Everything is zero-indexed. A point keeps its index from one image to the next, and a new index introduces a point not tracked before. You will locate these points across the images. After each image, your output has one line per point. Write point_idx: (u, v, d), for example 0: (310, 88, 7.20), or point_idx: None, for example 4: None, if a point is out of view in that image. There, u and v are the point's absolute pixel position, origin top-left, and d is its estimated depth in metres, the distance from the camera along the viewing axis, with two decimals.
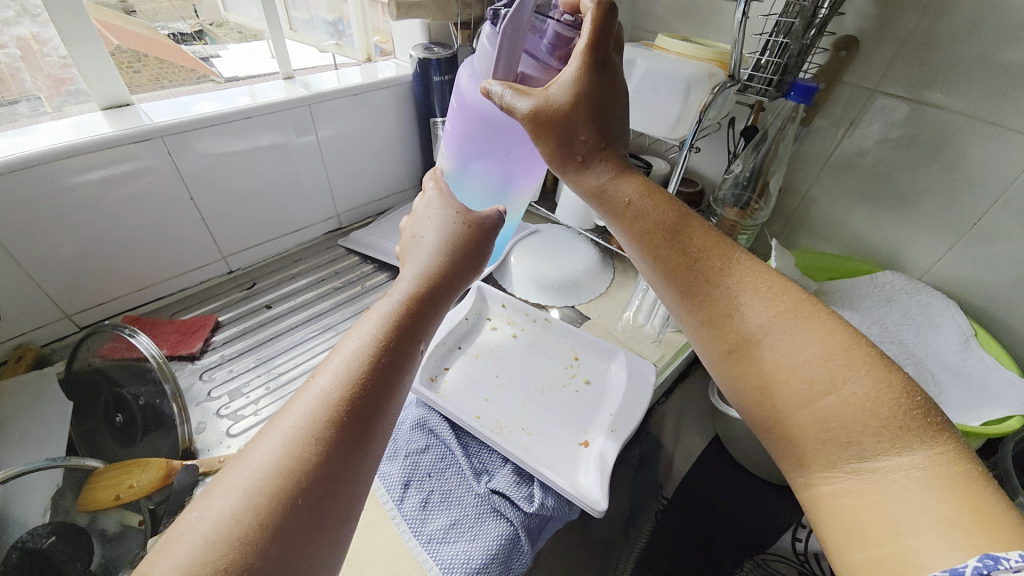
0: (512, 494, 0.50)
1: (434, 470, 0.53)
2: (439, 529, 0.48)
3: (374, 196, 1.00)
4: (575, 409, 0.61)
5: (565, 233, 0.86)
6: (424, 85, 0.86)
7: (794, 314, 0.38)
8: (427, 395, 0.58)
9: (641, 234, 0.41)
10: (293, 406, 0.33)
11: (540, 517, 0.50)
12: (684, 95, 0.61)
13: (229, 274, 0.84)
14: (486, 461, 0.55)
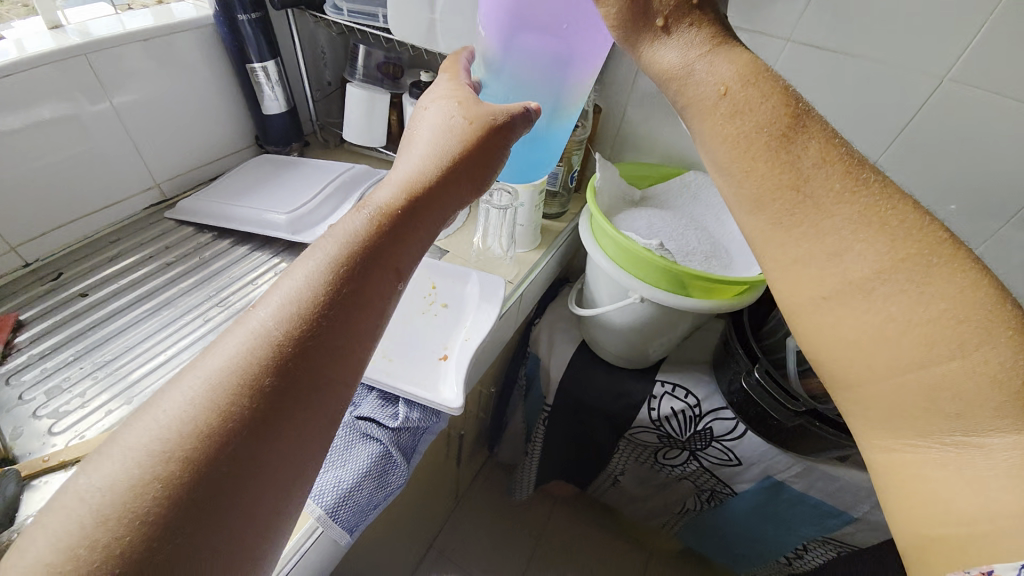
0: (376, 416, 0.50)
1: None
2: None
3: (198, 159, 0.76)
4: (437, 332, 0.59)
5: None
6: (229, 25, 0.68)
7: (924, 255, 0.29)
8: None
9: (735, 139, 0.34)
10: (237, 339, 0.28)
11: (410, 432, 0.51)
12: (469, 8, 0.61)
13: (26, 266, 0.60)
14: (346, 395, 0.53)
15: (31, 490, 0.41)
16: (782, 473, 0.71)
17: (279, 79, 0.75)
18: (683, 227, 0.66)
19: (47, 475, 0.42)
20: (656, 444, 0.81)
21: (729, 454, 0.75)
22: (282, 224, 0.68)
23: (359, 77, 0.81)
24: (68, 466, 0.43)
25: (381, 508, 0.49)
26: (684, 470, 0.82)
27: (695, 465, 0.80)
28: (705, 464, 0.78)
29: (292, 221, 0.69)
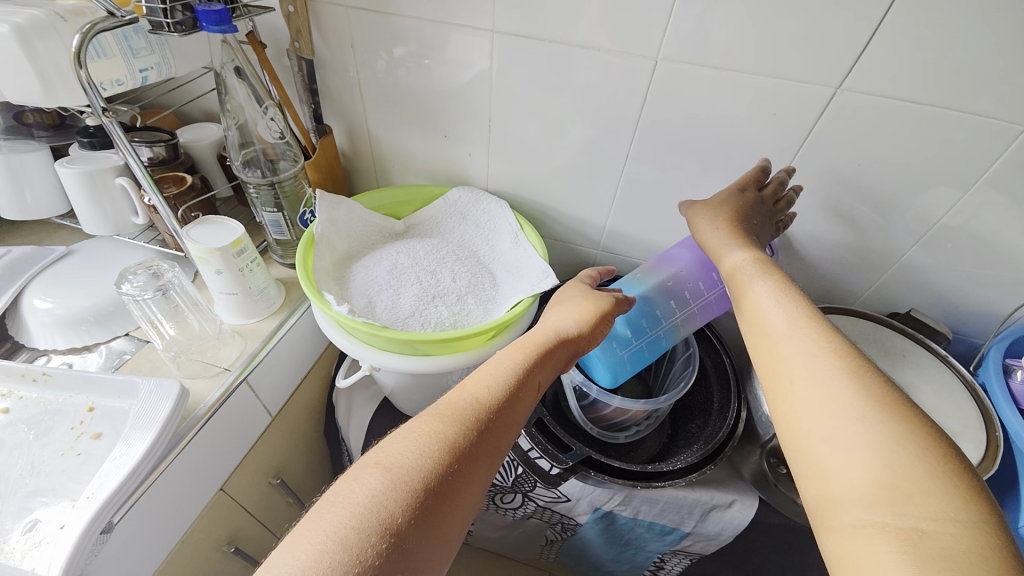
0: None
1: None
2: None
3: None
4: (69, 490, 0.42)
5: (113, 247, 0.63)
6: None
7: (881, 397, 0.29)
8: None
9: (758, 288, 0.39)
10: (439, 419, 0.35)
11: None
12: (34, 48, 0.41)
13: None
14: None
15: None
16: (607, 504, 0.65)
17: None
18: (442, 259, 0.60)
19: None
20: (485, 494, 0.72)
21: (557, 493, 0.67)
22: None
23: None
24: None
25: None
26: (525, 512, 0.74)
27: (533, 505, 0.72)
28: (541, 504, 0.71)
29: None
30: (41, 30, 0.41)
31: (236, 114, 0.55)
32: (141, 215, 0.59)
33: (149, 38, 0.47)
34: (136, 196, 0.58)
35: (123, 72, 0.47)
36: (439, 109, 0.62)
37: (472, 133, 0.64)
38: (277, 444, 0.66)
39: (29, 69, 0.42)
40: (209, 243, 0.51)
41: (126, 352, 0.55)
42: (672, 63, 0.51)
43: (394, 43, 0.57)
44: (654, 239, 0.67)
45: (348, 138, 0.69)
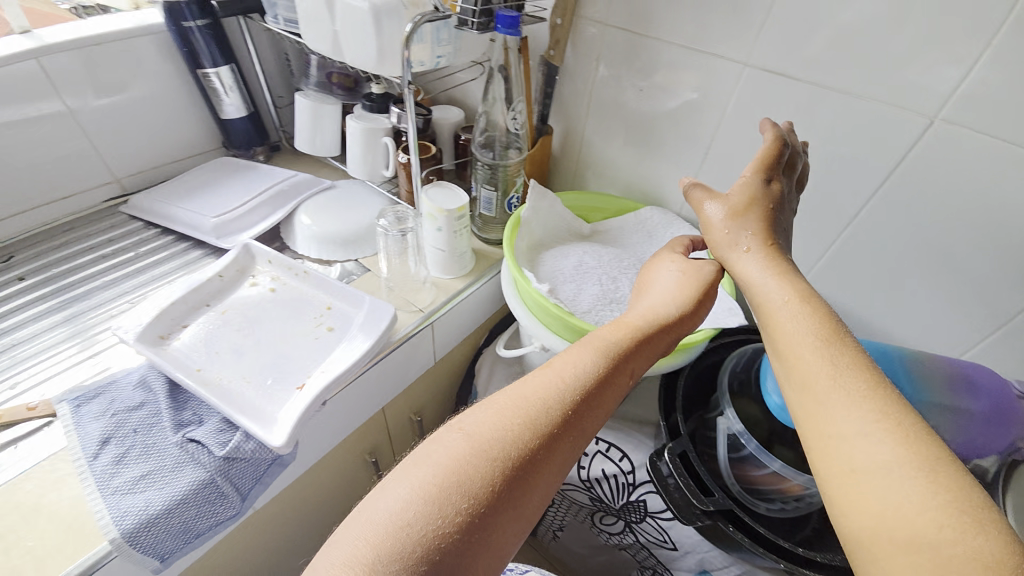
0: (205, 443, 0.47)
1: (140, 427, 0.49)
2: (128, 481, 0.45)
3: (168, 154, 0.82)
4: (303, 362, 0.54)
5: (359, 189, 0.78)
6: (184, 39, 0.70)
7: (938, 476, 0.27)
8: (148, 352, 0.52)
9: (813, 333, 0.35)
10: (516, 399, 0.36)
11: (245, 463, 0.48)
12: (377, 26, 0.50)
13: (19, 277, 0.66)
14: (205, 441, 0.48)
15: None
16: (718, 570, 0.61)
17: (235, 86, 0.76)
18: (623, 269, 0.62)
19: None
20: (588, 506, 0.73)
21: (665, 535, 0.65)
22: (207, 227, 0.69)
23: (312, 86, 0.78)
24: None
25: (195, 543, 0.47)
26: (620, 541, 0.73)
27: (633, 537, 0.71)
28: (641, 540, 0.69)
29: (217, 225, 0.69)
30: (389, 13, 0.49)
31: (491, 104, 0.64)
32: (390, 170, 0.72)
33: (451, 32, 0.56)
34: (392, 154, 0.71)
35: (426, 55, 0.55)
36: (660, 130, 0.64)
37: (684, 159, 0.65)
38: (427, 387, 0.75)
39: (372, 41, 0.51)
40: (441, 204, 0.60)
41: (353, 273, 0.68)
42: (954, 127, 0.45)
43: (638, 64, 0.61)
44: (857, 312, 0.60)
45: (562, 141, 0.75)
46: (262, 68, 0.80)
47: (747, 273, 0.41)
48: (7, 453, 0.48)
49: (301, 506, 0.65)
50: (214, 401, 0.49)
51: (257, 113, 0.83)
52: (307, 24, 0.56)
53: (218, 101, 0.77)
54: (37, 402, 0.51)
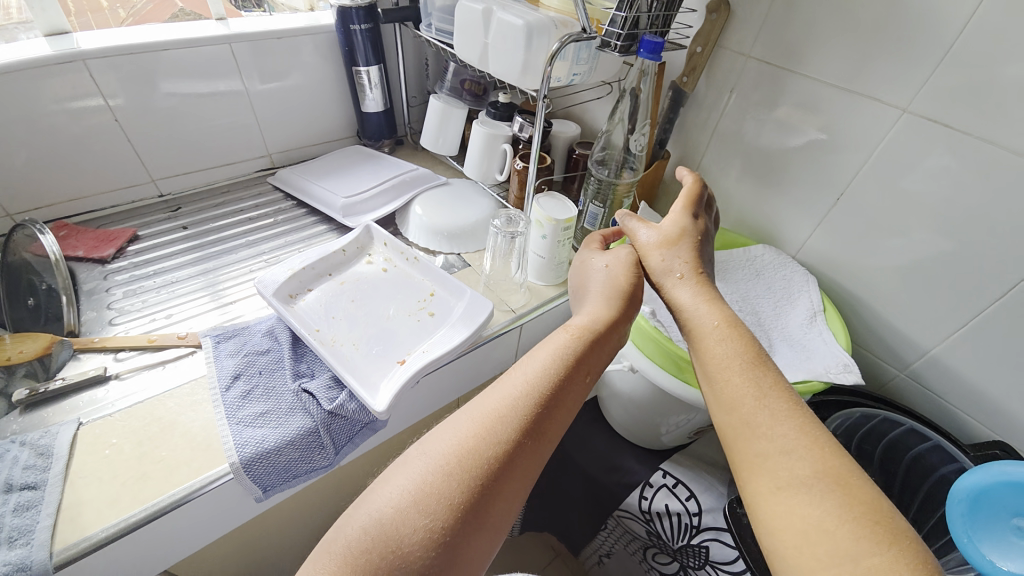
0: (317, 395, 0.53)
1: (263, 370, 0.56)
2: (250, 415, 0.51)
3: (311, 137, 0.93)
4: (406, 338, 0.58)
5: (470, 188, 0.83)
6: (347, 38, 0.79)
7: (851, 488, 0.32)
8: (280, 306, 0.59)
9: (739, 360, 0.40)
10: (478, 410, 0.39)
11: (344, 420, 0.53)
12: (528, 44, 0.54)
13: (182, 227, 0.78)
14: (317, 394, 0.53)
15: (76, 361, 0.58)
16: None
17: (378, 83, 0.85)
18: None
19: (90, 354, 0.58)
20: (643, 540, 0.70)
21: None
22: (337, 206, 0.76)
23: (445, 90, 0.84)
24: (108, 350, 0.58)
25: (298, 481, 0.52)
26: None
27: None
28: None
29: (345, 205, 0.76)
30: (541, 31, 0.53)
31: (616, 125, 0.65)
32: (503, 175, 0.76)
33: (590, 54, 0.59)
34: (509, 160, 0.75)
35: (564, 72, 0.58)
36: (785, 168, 0.62)
37: (810, 199, 0.61)
38: None
39: (520, 54, 0.55)
40: (551, 213, 0.62)
41: (455, 265, 0.72)
42: None
43: (777, 96, 0.59)
44: (997, 401, 0.52)
45: (676, 167, 0.75)
46: (405, 70, 0.87)
47: (681, 298, 0.45)
48: (159, 370, 0.57)
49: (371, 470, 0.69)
50: (330, 359, 0.54)
51: (391, 109, 0.91)
52: (459, 35, 0.61)
53: (362, 96, 0.86)
54: (188, 333, 0.60)
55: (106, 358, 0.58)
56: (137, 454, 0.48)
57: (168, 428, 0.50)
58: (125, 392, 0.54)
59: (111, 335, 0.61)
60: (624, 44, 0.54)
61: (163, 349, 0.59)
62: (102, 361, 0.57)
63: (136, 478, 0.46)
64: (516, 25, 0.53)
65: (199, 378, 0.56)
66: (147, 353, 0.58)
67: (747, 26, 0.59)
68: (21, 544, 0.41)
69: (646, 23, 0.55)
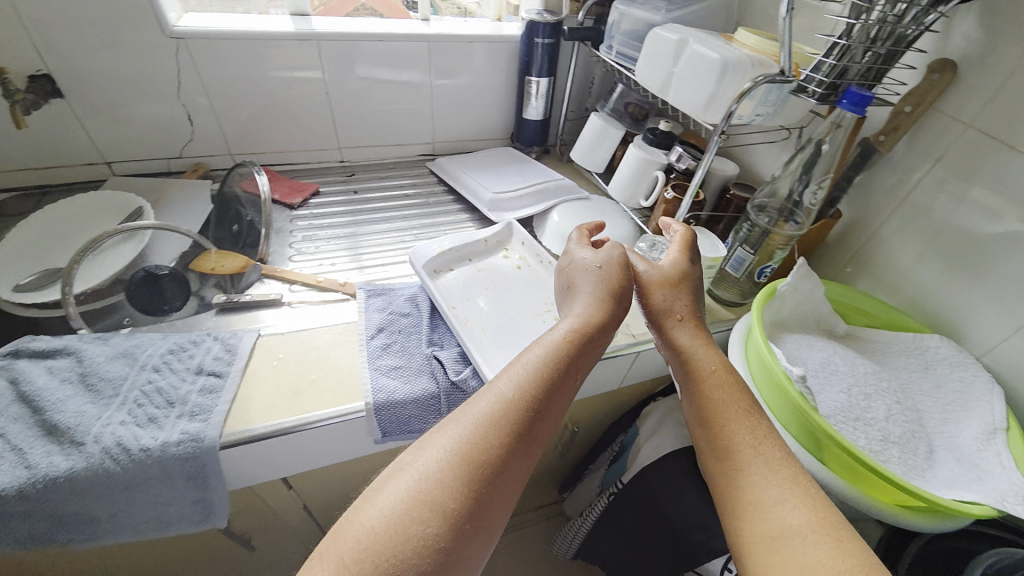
0: (445, 365, 0.57)
1: (402, 331, 0.62)
2: (387, 366, 0.57)
3: (471, 133, 1.01)
4: (531, 335, 0.61)
5: (610, 208, 0.84)
6: (529, 48, 0.85)
7: (842, 534, 0.35)
8: (426, 278, 0.66)
9: (736, 406, 0.45)
10: (471, 408, 0.40)
11: (463, 394, 0.57)
12: (721, 78, 0.54)
13: (353, 192, 0.89)
14: (444, 364, 0.58)
15: (260, 284, 0.69)
16: None
17: (544, 94, 0.90)
18: (879, 389, 0.55)
19: (271, 281, 0.69)
20: None
21: None
22: (484, 199, 0.82)
23: (606, 109, 0.86)
24: (284, 282, 0.69)
25: (411, 437, 0.57)
26: None
27: None
28: None
29: (492, 200, 0.82)
30: (737, 68, 0.53)
31: (789, 173, 0.63)
32: (648, 201, 0.76)
33: (780, 97, 0.57)
34: (658, 188, 0.75)
35: (747, 111, 0.57)
36: (987, 256, 0.55)
37: (1012, 298, 0.53)
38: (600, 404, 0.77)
39: (709, 87, 0.55)
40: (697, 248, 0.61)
41: None
42: None
43: (996, 176, 0.53)
44: None
45: (844, 229, 0.70)
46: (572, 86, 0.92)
47: (681, 340, 0.50)
48: (320, 308, 0.66)
49: None
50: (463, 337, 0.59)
51: (549, 120, 0.96)
52: (644, 60, 0.63)
53: (526, 103, 0.92)
54: (346, 283, 0.69)
55: (282, 287, 0.68)
56: (296, 373, 0.56)
57: (324, 358, 0.58)
58: (291, 318, 0.64)
59: (288, 269, 0.72)
60: (825, 92, 0.53)
61: (325, 291, 0.68)
62: (278, 289, 0.68)
63: (292, 393, 0.54)
64: (713, 58, 0.54)
65: (351, 322, 0.63)
66: (312, 291, 0.68)
67: (975, 94, 0.53)
68: (200, 420, 0.49)
69: (855, 75, 0.52)
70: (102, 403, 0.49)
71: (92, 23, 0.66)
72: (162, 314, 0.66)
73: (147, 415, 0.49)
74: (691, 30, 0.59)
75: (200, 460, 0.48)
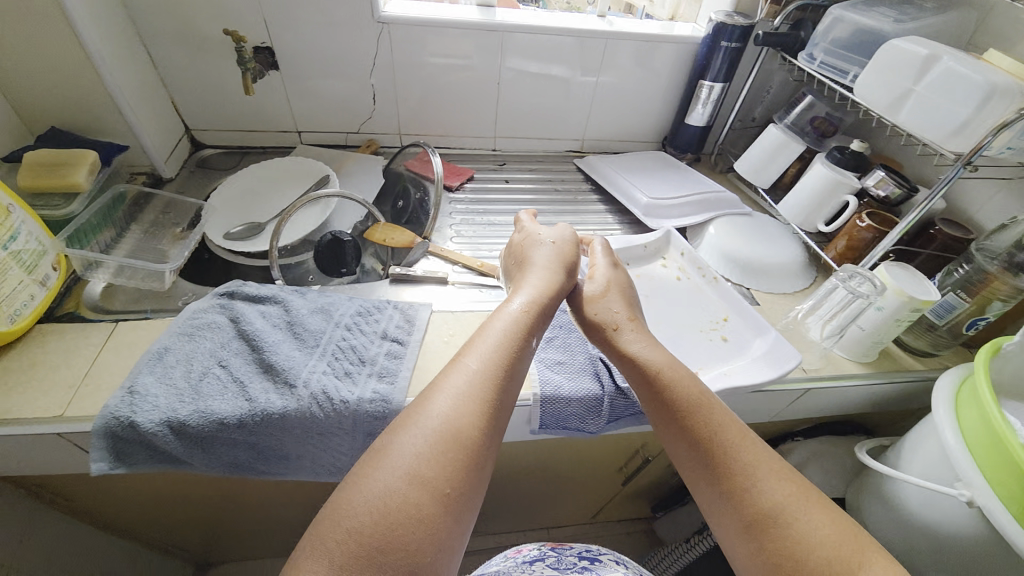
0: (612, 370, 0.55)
1: (563, 326, 0.61)
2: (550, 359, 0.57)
3: (623, 133, 0.98)
4: (700, 352, 0.58)
5: (776, 226, 0.78)
6: (709, 51, 0.81)
7: (818, 498, 0.40)
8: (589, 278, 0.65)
9: (690, 392, 0.46)
10: (447, 381, 0.41)
11: (628, 402, 0.55)
12: (982, 104, 0.48)
13: (505, 182, 0.91)
14: (608, 368, 0.56)
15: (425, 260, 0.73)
16: None
17: (712, 100, 0.85)
18: None
19: (435, 259, 0.73)
20: None
21: None
22: (641, 204, 0.80)
23: (785, 121, 0.80)
24: (450, 262, 0.72)
25: (567, 434, 0.57)
26: None
27: None
28: None
29: (649, 205, 0.79)
30: (1009, 93, 0.47)
31: None
32: (832, 226, 0.71)
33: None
34: (849, 213, 0.68)
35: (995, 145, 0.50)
36: None
37: None
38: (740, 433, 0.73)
39: (962, 113, 0.49)
40: (903, 286, 0.54)
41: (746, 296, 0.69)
42: None
43: None
44: None
45: None
46: (746, 95, 0.86)
47: (627, 340, 0.52)
48: (479, 292, 0.68)
49: (588, 448, 0.74)
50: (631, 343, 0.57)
51: (711, 127, 0.91)
52: (869, 75, 0.58)
53: (690, 107, 0.88)
54: None
55: (446, 267, 0.71)
56: None
57: None
58: (455, 298, 0.66)
59: (450, 249, 0.75)
60: None
61: (486, 275, 0.70)
62: (443, 267, 0.71)
63: None
64: (976, 79, 0.48)
65: None
66: (476, 276, 0.69)
67: None
68: (387, 381, 0.53)
69: None
70: (305, 350, 0.54)
71: (317, 6, 0.72)
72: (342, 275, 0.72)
73: (344, 369, 0.53)
74: (942, 46, 0.53)
75: (387, 420, 0.51)
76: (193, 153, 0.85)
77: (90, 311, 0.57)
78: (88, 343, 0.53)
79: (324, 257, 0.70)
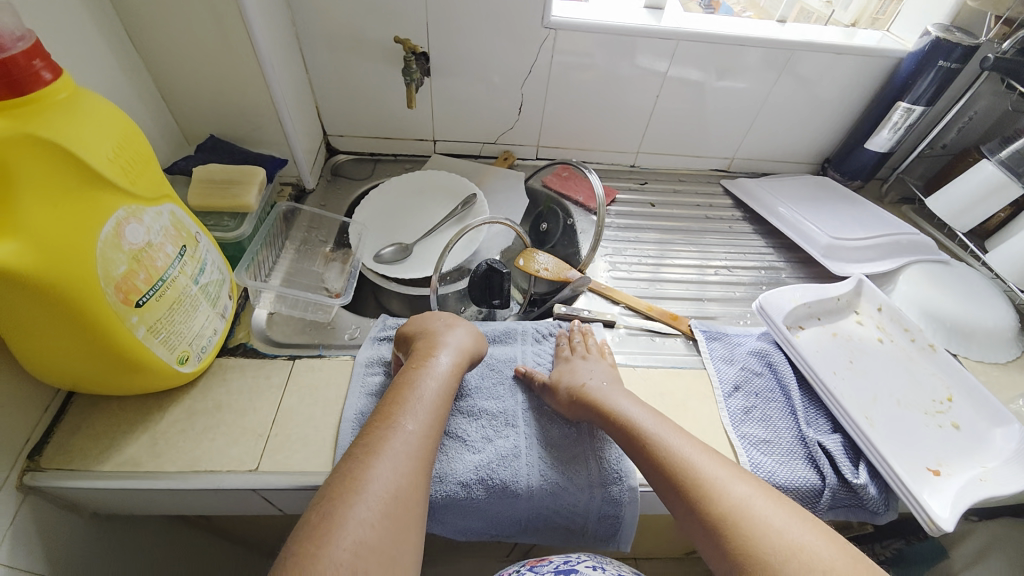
0: (835, 458, 0.49)
1: (761, 394, 0.55)
2: (754, 436, 0.51)
3: (779, 153, 0.88)
4: (930, 441, 0.51)
5: (982, 279, 0.68)
6: (915, 71, 0.70)
7: (771, 493, 0.41)
8: (785, 338, 0.58)
9: (645, 428, 0.46)
10: (384, 444, 0.40)
11: (851, 494, 0.48)
12: None
13: (650, 204, 0.84)
14: (827, 453, 0.50)
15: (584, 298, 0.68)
16: None
17: (904, 125, 0.74)
18: None
19: (594, 298, 0.67)
20: None
21: None
22: (819, 243, 0.73)
23: (998, 159, 0.67)
24: (613, 303, 0.67)
25: None
26: None
27: None
28: None
29: (829, 246, 0.72)
30: None
31: None
32: None
33: None
34: None
35: None
36: None
37: None
38: None
39: None
40: None
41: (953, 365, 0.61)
42: None
43: None
44: None
45: None
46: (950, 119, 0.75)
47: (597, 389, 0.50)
48: (649, 340, 0.63)
49: None
50: (855, 427, 0.50)
51: (891, 153, 0.80)
52: None
53: (873, 131, 0.78)
54: (675, 315, 0.64)
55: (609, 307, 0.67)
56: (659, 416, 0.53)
57: (682, 405, 0.54)
58: (627, 346, 0.61)
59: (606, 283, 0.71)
60: None
61: (652, 319, 0.65)
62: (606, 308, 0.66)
63: None
64: None
65: (697, 370, 0.58)
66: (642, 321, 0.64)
67: None
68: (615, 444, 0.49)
69: None
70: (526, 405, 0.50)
71: (484, 11, 0.66)
72: (490, 306, 0.67)
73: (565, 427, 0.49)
74: None
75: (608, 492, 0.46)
76: (327, 159, 0.81)
77: (262, 343, 0.55)
78: (270, 384, 0.51)
79: (478, 289, 0.65)
